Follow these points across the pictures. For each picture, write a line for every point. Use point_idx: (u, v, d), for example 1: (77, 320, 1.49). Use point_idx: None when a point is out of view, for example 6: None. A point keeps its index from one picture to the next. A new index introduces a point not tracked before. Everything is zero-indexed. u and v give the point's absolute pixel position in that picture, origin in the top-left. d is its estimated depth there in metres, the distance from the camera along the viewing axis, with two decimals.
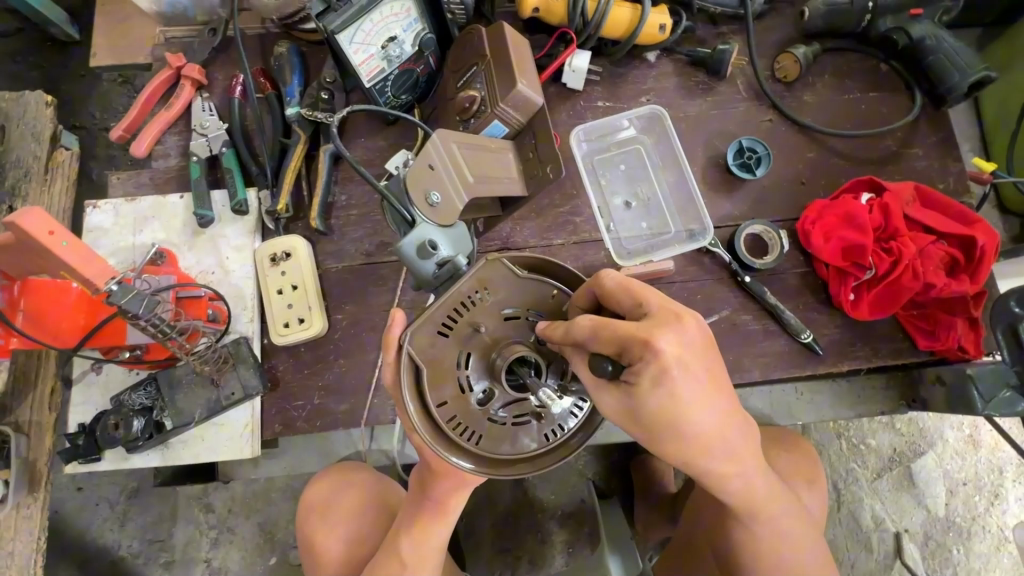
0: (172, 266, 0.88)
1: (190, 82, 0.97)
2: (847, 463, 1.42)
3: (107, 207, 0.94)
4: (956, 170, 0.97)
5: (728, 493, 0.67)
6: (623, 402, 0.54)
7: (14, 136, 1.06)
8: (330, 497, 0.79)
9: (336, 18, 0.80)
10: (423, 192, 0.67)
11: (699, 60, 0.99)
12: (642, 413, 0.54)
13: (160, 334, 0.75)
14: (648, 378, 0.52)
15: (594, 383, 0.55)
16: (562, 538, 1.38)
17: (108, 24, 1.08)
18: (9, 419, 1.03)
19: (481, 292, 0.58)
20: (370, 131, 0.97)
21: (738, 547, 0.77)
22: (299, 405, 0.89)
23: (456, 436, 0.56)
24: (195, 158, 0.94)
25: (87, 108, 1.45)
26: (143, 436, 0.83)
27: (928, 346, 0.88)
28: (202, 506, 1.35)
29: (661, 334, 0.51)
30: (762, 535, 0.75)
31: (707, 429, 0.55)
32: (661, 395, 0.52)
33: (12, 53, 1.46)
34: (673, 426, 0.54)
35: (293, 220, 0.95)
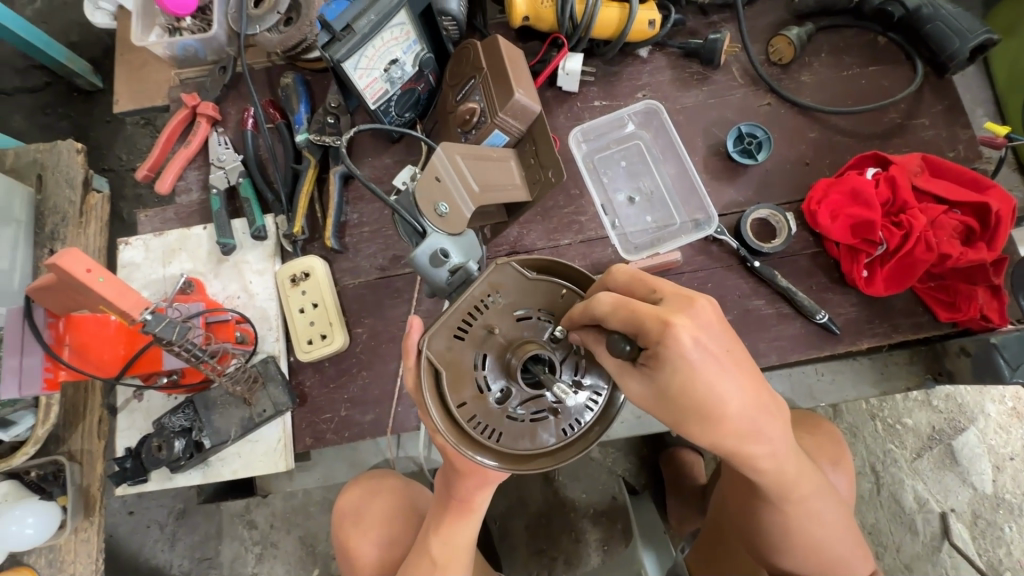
0: (200, 293, 0.93)
1: (205, 118, 1.03)
2: (884, 445, 1.39)
3: (137, 243, 1.00)
4: (965, 137, 0.95)
5: (757, 472, 0.64)
6: (646, 385, 0.54)
7: (51, 185, 1.14)
8: (362, 504, 0.82)
9: (341, 47, 0.81)
10: (433, 204, 0.68)
11: (691, 52, 1.00)
12: (665, 396, 0.53)
13: (193, 359, 0.80)
14: (667, 363, 0.51)
15: (619, 368, 0.55)
16: (596, 537, 1.38)
17: (127, 71, 1.15)
18: (63, 449, 1.09)
19: (494, 295, 0.59)
20: (376, 150, 1.01)
21: (772, 526, 0.76)
22: (327, 418, 0.93)
23: (478, 435, 0.56)
24: (215, 190, 0.99)
25: (115, 151, 1.54)
26: (185, 456, 0.88)
27: (950, 318, 0.86)
28: (245, 522, 1.40)
29: (677, 317, 0.50)
30: (793, 514, 0.73)
31: (733, 412, 0.53)
32: (682, 379, 0.51)
33: (43, 106, 1.56)
34: (699, 410, 0.53)
35: (309, 241, 0.99)
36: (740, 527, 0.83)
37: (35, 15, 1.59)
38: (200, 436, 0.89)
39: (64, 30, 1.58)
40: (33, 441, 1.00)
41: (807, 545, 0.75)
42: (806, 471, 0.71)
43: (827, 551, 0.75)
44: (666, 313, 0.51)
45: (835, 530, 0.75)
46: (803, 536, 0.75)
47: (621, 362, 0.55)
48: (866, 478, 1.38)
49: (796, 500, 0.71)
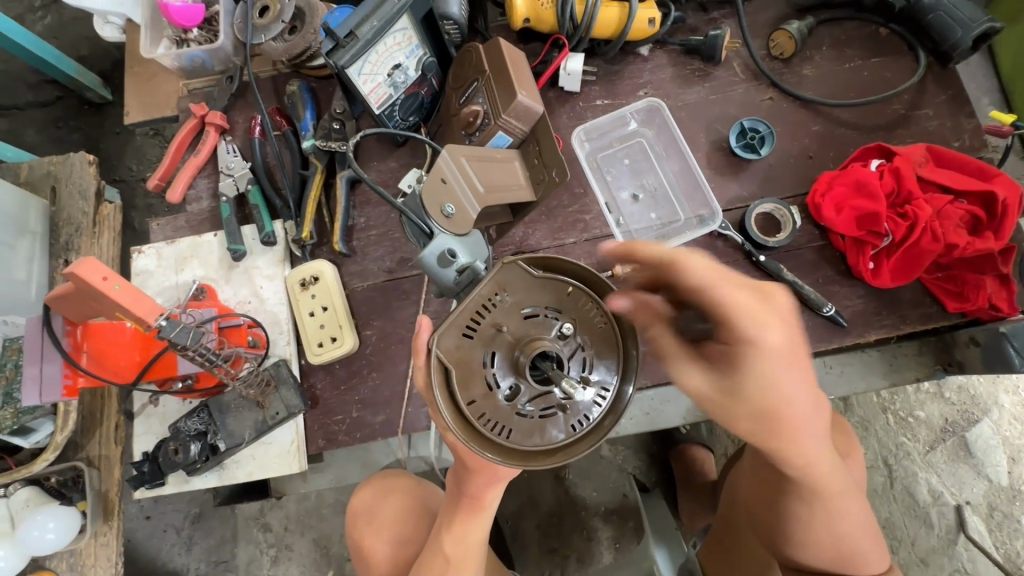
0: (212, 300, 0.96)
1: (214, 127, 1.05)
2: (896, 438, 1.38)
3: (150, 251, 1.02)
4: (970, 126, 0.95)
5: (794, 467, 0.64)
6: (708, 375, 0.54)
7: (65, 196, 1.16)
8: (374, 504, 0.83)
9: (344, 53, 0.82)
10: (439, 206, 0.69)
11: (692, 48, 1.00)
12: (727, 384, 0.53)
13: (207, 363, 0.82)
14: (746, 352, 0.51)
15: (677, 353, 0.55)
16: (608, 534, 1.38)
17: (137, 83, 1.17)
18: (81, 455, 1.11)
19: (501, 294, 0.60)
20: (381, 155, 1.02)
21: (795, 519, 0.75)
22: (339, 419, 0.94)
23: (488, 431, 0.57)
24: (225, 198, 1.01)
25: (125, 162, 1.57)
26: (201, 459, 0.89)
27: (958, 308, 0.86)
28: (260, 525, 1.42)
29: (772, 319, 0.50)
30: (819, 508, 0.72)
31: (794, 412, 0.55)
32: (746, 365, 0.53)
33: (55, 120, 1.59)
34: (762, 408, 0.54)
35: (318, 246, 1.00)
36: (758, 519, 0.82)
37: (45, 30, 1.62)
38: (215, 440, 0.90)
39: (73, 45, 1.61)
40: (53, 448, 1.02)
41: (830, 537, 0.75)
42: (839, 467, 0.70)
43: (847, 542, 0.75)
44: (761, 313, 0.50)
45: (856, 522, 0.75)
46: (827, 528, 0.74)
47: (682, 350, 0.55)
48: (879, 471, 1.37)
49: (829, 494, 0.70)
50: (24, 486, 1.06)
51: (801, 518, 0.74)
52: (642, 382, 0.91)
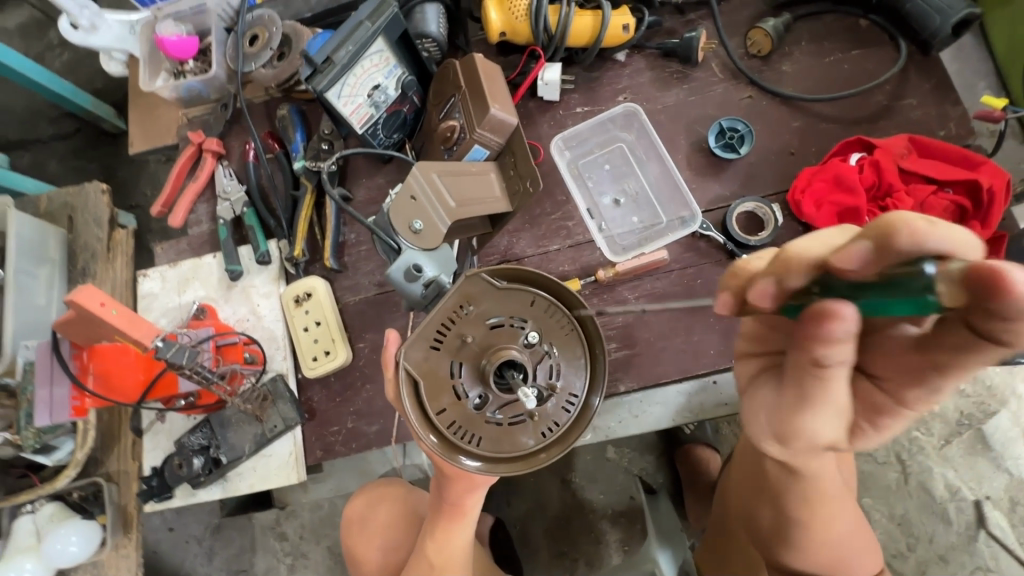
0: (212, 318, 1.00)
1: (211, 153, 1.09)
2: (909, 433, 1.33)
3: (155, 274, 1.07)
4: (955, 114, 0.93)
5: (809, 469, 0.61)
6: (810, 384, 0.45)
7: (82, 225, 1.22)
8: (366, 513, 0.87)
9: (322, 78, 0.86)
10: (407, 222, 0.73)
11: (669, 51, 1.01)
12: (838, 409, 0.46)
13: (205, 381, 0.86)
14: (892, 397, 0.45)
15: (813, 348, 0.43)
16: (616, 537, 1.38)
17: (142, 115, 1.23)
18: (101, 470, 1.16)
19: (467, 305, 0.62)
20: (369, 171, 1.05)
21: (793, 526, 0.70)
22: (335, 430, 0.97)
23: (458, 439, 0.59)
24: (222, 221, 1.05)
25: (140, 188, 1.64)
26: (204, 472, 0.94)
27: None
28: (277, 534, 1.46)
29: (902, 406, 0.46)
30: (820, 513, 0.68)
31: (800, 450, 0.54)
32: (870, 395, 0.47)
33: (75, 151, 1.67)
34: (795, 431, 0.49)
35: (311, 263, 1.04)
36: (756, 526, 0.77)
37: (63, 67, 1.71)
38: (217, 453, 0.95)
39: (89, 78, 1.69)
40: (75, 464, 1.07)
41: (830, 541, 0.71)
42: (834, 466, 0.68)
43: (844, 544, 0.72)
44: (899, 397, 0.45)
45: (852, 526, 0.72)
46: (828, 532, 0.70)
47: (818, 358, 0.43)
48: (892, 468, 1.33)
49: (826, 491, 0.67)
50: (50, 501, 1.13)
51: (802, 523, 0.69)
52: (630, 385, 0.91)
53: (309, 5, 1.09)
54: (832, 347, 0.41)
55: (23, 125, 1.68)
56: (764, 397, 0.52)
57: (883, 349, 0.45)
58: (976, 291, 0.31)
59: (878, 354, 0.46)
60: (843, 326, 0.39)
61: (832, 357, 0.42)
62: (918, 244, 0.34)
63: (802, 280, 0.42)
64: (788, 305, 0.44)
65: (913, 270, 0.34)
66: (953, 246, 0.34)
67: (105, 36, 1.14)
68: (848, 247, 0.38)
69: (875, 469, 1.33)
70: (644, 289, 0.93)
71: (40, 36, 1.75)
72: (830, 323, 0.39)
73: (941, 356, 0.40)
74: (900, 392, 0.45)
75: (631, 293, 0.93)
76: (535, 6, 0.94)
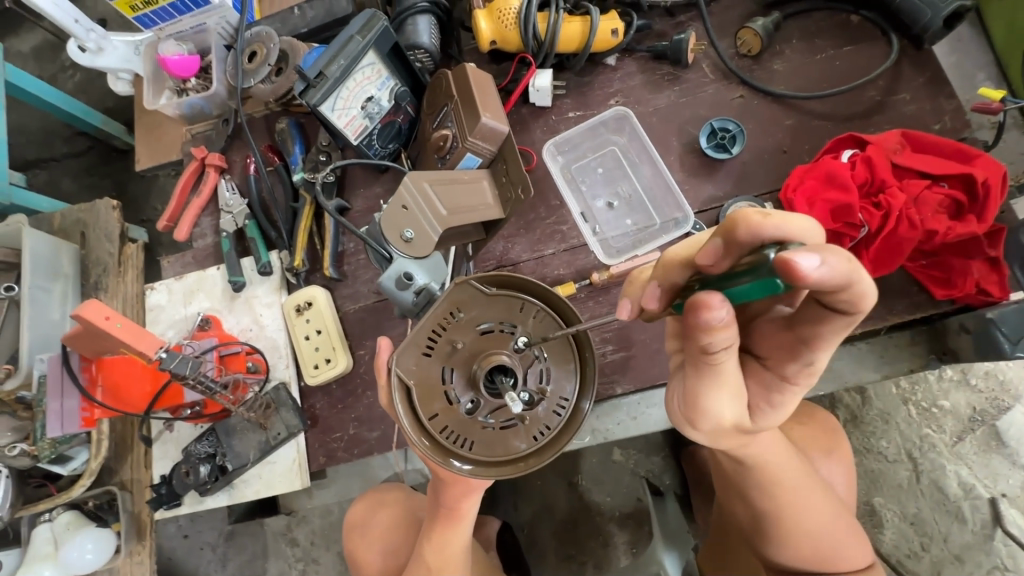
0: (217, 328, 1.03)
1: (214, 168, 1.12)
2: (920, 430, 1.30)
3: (161, 287, 1.10)
4: (950, 107, 0.93)
5: (752, 454, 0.71)
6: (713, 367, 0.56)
7: (94, 240, 1.24)
8: (368, 517, 0.89)
9: (316, 92, 0.88)
10: (399, 231, 0.75)
11: (660, 53, 1.01)
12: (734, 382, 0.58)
13: (208, 391, 0.88)
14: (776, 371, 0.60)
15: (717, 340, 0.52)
16: (624, 540, 1.37)
17: (148, 133, 1.27)
18: (115, 479, 1.18)
19: (457, 312, 0.63)
20: (366, 182, 1.07)
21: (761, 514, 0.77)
22: (338, 437, 0.99)
23: (450, 444, 0.60)
24: (225, 233, 1.07)
25: (151, 202, 1.68)
26: (210, 479, 0.97)
27: (946, 296, 0.84)
28: (288, 540, 1.47)
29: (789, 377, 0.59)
30: (784, 499, 0.75)
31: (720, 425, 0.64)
32: (760, 373, 0.61)
33: (88, 168, 1.72)
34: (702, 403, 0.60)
35: (312, 272, 1.06)
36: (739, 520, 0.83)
37: (75, 87, 1.76)
38: (223, 461, 0.97)
39: (100, 97, 1.74)
40: (89, 474, 1.09)
41: (806, 532, 0.76)
42: (789, 455, 0.76)
43: (823, 535, 0.76)
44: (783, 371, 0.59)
45: (828, 518, 0.76)
46: (794, 522, 0.76)
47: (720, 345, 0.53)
48: (903, 466, 1.30)
49: (784, 477, 0.74)
50: (66, 510, 1.14)
51: (767, 510, 0.76)
52: (627, 386, 0.92)
53: (306, 20, 1.12)
54: (715, 333, 0.50)
55: (38, 144, 1.74)
56: (675, 384, 0.63)
57: (764, 331, 0.60)
58: (788, 275, 0.43)
59: (761, 336, 0.60)
60: (716, 314, 0.48)
61: (716, 342, 0.51)
62: (753, 232, 0.47)
63: (684, 275, 0.57)
64: (677, 300, 0.59)
65: (760, 256, 0.47)
66: (789, 233, 0.47)
67: (111, 58, 1.18)
68: (708, 245, 0.52)
69: (886, 468, 1.30)
70: None
71: (53, 58, 1.80)
72: (705, 311, 0.48)
73: (805, 329, 0.54)
74: (780, 367, 0.59)
75: None
76: (524, 14, 0.95)
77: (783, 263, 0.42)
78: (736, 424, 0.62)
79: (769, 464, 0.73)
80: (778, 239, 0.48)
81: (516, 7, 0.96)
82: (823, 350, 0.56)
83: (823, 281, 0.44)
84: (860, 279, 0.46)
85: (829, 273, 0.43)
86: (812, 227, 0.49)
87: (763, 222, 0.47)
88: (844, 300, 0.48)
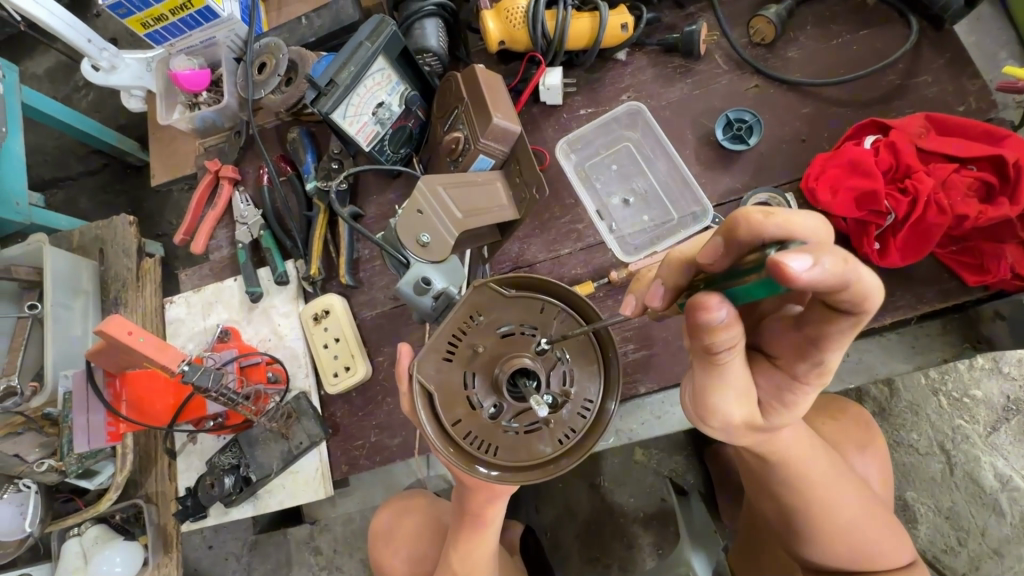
0: (235, 340, 1.04)
1: (227, 180, 1.12)
2: (952, 421, 1.27)
3: (180, 300, 1.10)
4: (974, 88, 0.90)
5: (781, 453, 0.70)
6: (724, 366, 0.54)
7: (112, 255, 1.26)
8: (393, 523, 0.89)
9: (327, 100, 0.88)
10: (415, 236, 0.74)
11: (671, 46, 1.00)
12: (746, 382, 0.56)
13: (230, 402, 0.88)
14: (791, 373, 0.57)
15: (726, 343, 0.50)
16: (649, 541, 1.34)
17: (163, 148, 1.29)
18: (140, 492, 1.19)
19: (478, 315, 0.62)
20: (379, 188, 1.07)
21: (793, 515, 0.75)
22: (359, 444, 0.98)
23: (474, 449, 0.59)
24: (241, 244, 1.08)
25: (166, 217, 1.70)
26: (235, 490, 0.97)
27: (978, 282, 0.82)
28: (311, 549, 1.46)
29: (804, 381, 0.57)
30: (818, 502, 0.73)
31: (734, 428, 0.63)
32: (771, 372, 0.59)
33: (104, 186, 1.74)
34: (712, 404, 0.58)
35: (328, 281, 1.06)
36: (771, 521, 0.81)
37: (89, 106, 1.79)
38: (247, 471, 0.98)
39: (113, 115, 1.76)
40: (116, 487, 1.09)
41: (836, 529, 0.74)
42: (822, 456, 0.74)
43: (854, 535, 0.74)
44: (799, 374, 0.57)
45: (865, 518, 0.74)
46: (830, 522, 0.73)
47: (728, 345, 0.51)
48: (936, 458, 1.26)
49: (817, 478, 0.72)
50: (94, 524, 1.16)
51: (799, 512, 0.74)
52: (650, 385, 0.90)
53: (314, 29, 1.12)
54: (716, 334, 0.48)
55: (55, 164, 1.77)
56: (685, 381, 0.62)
57: (776, 330, 0.58)
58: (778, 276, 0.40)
59: (772, 335, 0.58)
60: (715, 315, 0.47)
61: (719, 342, 0.49)
62: (753, 233, 0.46)
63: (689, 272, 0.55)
64: (682, 298, 0.58)
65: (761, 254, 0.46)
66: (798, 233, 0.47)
67: (124, 75, 1.19)
68: (709, 243, 0.50)
69: (918, 461, 1.27)
70: None
71: (67, 79, 1.83)
72: (702, 310, 0.46)
73: (815, 327, 0.52)
74: (790, 366, 0.57)
75: None
76: (531, 12, 0.94)
77: (773, 265, 0.40)
78: (747, 422, 0.60)
79: (800, 464, 0.71)
80: (779, 239, 0.45)
81: (523, 6, 0.95)
82: (834, 350, 0.53)
83: (817, 283, 0.41)
84: (857, 281, 0.44)
85: (823, 274, 0.41)
86: (822, 224, 0.46)
87: (763, 222, 0.45)
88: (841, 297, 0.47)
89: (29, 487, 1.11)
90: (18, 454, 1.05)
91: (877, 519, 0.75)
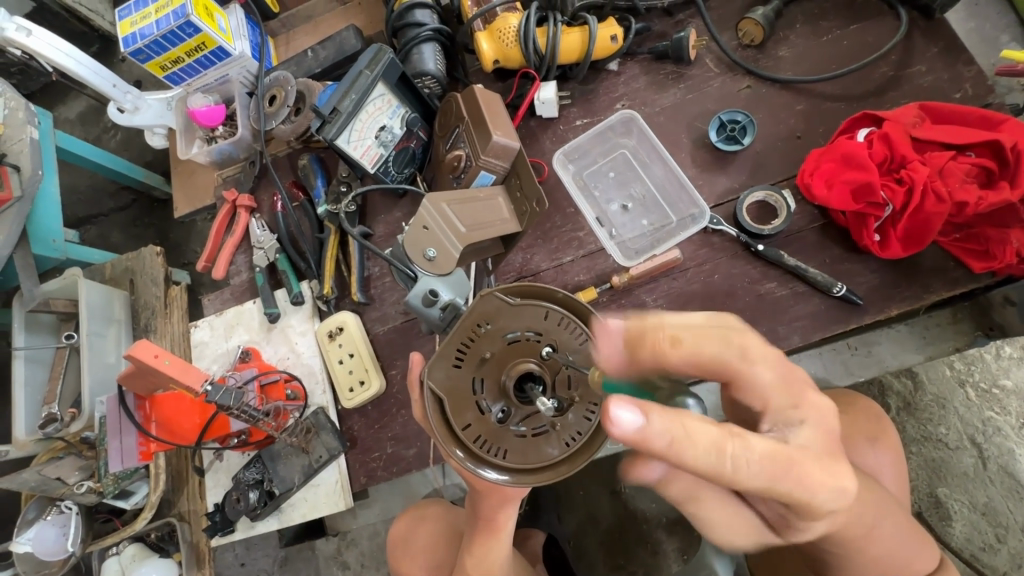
0: (256, 359, 1.08)
1: (244, 208, 1.17)
2: (982, 413, 1.23)
3: (204, 324, 1.16)
4: (969, 75, 0.90)
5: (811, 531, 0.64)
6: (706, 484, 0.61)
7: (141, 285, 1.32)
8: (411, 531, 0.92)
9: (332, 127, 0.93)
10: (422, 251, 0.78)
11: (661, 54, 1.02)
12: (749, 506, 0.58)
13: (252, 419, 0.92)
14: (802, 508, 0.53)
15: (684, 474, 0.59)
16: (674, 546, 1.33)
17: (183, 180, 1.36)
18: (174, 510, 1.23)
19: (484, 323, 0.64)
20: (386, 208, 1.10)
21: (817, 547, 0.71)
22: (376, 456, 1.01)
23: (483, 452, 0.61)
24: (258, 269, 1.13)
25: (192, 246, 1.79)
26: (261, 504, 1.01)
27: (985, 268, 0.81)
28: (339, 563, 1.47)
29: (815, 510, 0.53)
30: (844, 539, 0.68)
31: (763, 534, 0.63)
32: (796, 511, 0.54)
33: (134, 220, 1.84)
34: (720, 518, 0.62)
35: (342, 299, 1.10)
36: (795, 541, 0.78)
37: (117, 145, 1.90)
38: (271, 486, 1.02)
39: (139, 152, 1.86)
40: (150, 507, 1.13)
41: (874, 560, 0.71)
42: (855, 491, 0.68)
43: (881, 552, 0.71)
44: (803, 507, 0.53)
45: (890, 532, 0.71)
46: (859, 549, 0.70)
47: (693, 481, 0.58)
48: (967, 452, 1.22)
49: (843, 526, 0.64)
50: (131, 543, 1.22)
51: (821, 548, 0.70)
52: None
53: (319, 60, 1.18)
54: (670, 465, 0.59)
55: (88, 202, 1.87)
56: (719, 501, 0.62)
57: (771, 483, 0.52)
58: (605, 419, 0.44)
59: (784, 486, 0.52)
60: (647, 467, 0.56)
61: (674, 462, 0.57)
62: (659, 355, 0.52)
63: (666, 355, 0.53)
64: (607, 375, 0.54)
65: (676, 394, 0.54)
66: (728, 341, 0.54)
67: (147, 115, 1.25)
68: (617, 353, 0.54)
69: (949, 456, 1.23)
70: (661, 290, 0.93)
71: (97, 121, 1.95)
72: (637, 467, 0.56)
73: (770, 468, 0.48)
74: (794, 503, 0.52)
75: (649, 295, 0.93)
76: (522, 31, 0.97)
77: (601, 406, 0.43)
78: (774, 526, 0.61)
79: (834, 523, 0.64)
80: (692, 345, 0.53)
81: (515, 25, 0.99)
82: (798, 484, 0.50)
83: (641, 439, 0.44)
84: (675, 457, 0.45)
85: (650, 429, 0.43)
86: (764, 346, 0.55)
87: (671, 347, 0.52)
88: (709, 459, 0.46)
89: (71, 508, 1.17)
90: (59, 477, 1.10)
91: (900, 524, 0.73)
